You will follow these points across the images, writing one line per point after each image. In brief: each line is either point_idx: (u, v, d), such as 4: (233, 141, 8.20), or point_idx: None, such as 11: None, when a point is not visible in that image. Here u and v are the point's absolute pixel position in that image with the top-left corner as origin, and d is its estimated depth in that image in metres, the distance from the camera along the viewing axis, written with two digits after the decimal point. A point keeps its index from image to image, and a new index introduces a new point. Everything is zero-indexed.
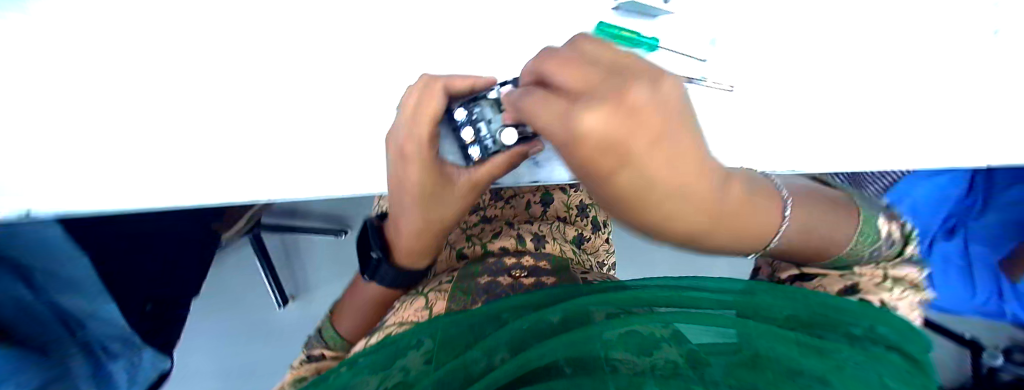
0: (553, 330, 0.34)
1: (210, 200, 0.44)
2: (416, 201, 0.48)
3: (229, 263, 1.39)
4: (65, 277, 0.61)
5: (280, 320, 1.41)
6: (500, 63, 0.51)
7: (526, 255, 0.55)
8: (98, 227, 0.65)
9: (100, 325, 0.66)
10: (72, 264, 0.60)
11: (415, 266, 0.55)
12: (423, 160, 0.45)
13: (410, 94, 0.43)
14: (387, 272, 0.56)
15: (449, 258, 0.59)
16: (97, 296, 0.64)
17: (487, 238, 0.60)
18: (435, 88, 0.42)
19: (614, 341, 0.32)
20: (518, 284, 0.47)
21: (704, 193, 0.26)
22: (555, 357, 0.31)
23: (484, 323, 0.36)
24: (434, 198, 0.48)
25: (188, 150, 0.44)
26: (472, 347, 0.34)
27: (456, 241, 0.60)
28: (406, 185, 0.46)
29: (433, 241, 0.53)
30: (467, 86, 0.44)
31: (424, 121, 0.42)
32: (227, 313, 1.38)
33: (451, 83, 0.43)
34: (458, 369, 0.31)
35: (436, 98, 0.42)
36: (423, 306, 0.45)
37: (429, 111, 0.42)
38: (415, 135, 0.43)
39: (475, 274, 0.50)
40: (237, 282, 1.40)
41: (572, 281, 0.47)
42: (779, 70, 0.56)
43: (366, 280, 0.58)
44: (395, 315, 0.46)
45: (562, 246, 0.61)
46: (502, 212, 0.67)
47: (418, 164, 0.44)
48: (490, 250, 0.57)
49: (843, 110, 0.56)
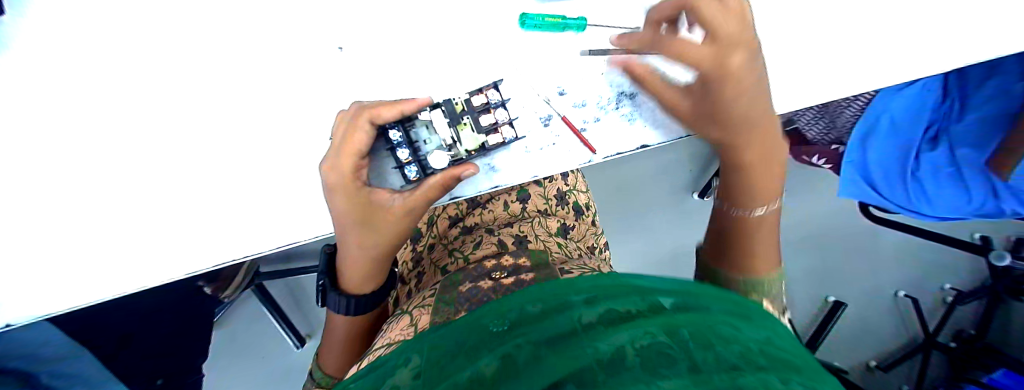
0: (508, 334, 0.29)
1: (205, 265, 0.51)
2: (353, 226, 0.49)
3: (236, 319, 1.40)
4: (70, 373, 0.75)
5: (301, 360, 1.42)
6: (434, 81, 0.54)
7: (505, 255, 0.55)
8: (94, 315, 0.79)
9: None
10: (73, 361, 0.75)
11: (365, 289, 0.56)
12: (352, 189, 0.46)
13: (337, 126, 0.47)
14: (338, 301, 0.56)
15: (435, 275, 0.59)
16: (103, 383, 0.77)
17: (469, 249, 0.60)
18: (360, 122, 0.45)
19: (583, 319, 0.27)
20: (498, 284, 0.47)
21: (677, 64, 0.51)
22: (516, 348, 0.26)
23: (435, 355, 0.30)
24: (369, 221, 0.49)
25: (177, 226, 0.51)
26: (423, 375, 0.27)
27: (441, 259, 0.62)
28: (341, 219, 0.48)
29: (377, 266, 0.55)
30: (393, 114, 0.46)
31: (346, 155, 0.45)
32: (248, 365, 1.41)
33: (377, 112, 0.45)
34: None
35: (359, 131, 0.45)
36: (408, 324, 0.44)
37: (351, 147, 0.45)
38: (337, 168, 0.45)
39: (457, 284, 0.50)
40: (248, 336, 1.41)
41: (551, 273, 0.46)
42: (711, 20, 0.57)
43: (336, 316, 0.58)
44: (384, 337, 0.46)
45: (545, 243, 0.61)
46: (482, 218, 0.69)
47: (346, 191, 0.46)
48: (474, 259, 0.57)
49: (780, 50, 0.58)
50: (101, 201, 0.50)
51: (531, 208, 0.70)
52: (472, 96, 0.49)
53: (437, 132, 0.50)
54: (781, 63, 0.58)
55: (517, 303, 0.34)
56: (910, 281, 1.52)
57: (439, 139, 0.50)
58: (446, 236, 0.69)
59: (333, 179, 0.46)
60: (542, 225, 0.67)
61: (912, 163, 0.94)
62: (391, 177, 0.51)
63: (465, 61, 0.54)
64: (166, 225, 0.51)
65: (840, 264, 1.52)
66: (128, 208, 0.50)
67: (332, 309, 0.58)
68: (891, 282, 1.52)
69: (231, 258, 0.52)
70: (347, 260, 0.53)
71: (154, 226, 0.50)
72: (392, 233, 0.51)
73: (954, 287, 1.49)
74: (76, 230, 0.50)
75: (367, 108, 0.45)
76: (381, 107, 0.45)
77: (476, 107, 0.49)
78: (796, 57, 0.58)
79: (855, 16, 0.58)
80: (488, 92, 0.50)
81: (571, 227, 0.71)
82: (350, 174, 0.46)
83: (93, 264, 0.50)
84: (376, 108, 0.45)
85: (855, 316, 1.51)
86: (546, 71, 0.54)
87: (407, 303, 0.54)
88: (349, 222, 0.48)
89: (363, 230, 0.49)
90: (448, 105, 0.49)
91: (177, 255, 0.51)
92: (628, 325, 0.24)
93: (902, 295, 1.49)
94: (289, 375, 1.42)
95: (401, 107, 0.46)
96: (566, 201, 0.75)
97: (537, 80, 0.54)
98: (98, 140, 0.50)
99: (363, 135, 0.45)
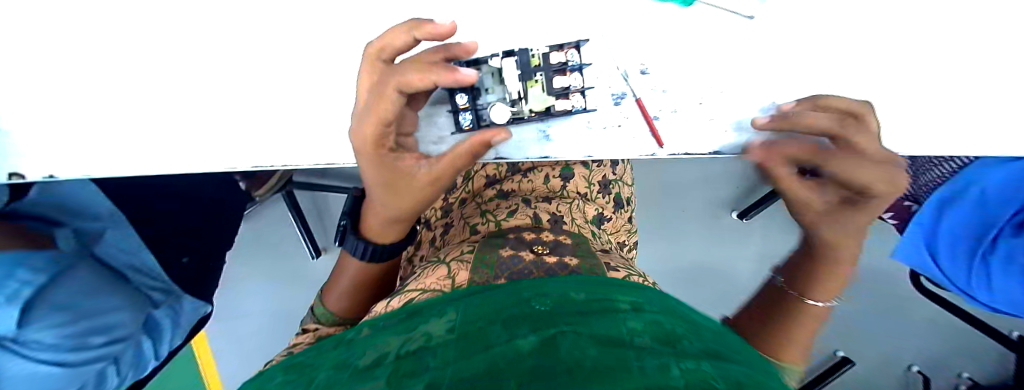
0: (568, 311, 0.30)
1: (251, 161, 0.54)
2: (376, 186, 0.43)
3: (264, 217, 1.47)
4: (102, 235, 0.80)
5: (312, 270, 1.49)
6: (510, 28, 0.50)
7: (544, 231, 0.53)
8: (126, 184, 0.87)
9: (140, 275, 0.83)
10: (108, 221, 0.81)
11: (387, 239, 0.52)
12: (376, 154, 0.39)
13: (364, 77, 0.39)
14: (355, 244, 0.53)
15: (463, 232, 0.57)
16: (139, 248, 0.83)
17: (502, 215, 0.57)
18: (388, 90, 0.36)
19: (642, 323, 0.26)
20: (541, 260, 0.44)
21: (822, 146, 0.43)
22: (578, 334, 0.25)
23: (491, 307, 0.32)
24: (393, 187, 0.42)
25: (230, 116, 0.53)
26: (486, 327, 0.28)
27: (472, 217, 0.59)
28: (370, 180, 0.43)
29: (405, 228, 0.51)
30: (427, 38, 0.36)
31: (371, 121, 0.37)
32: (262, 265, 1.48)
33: (404, 79, 0.35)
34: (476, 349, 0.24)
35: (388, 98, 0.36)
36: (446, 276, 0.42)
37: (376, 111, 0.37)
38: (364, 129, 0.38)
39: (497, 245, 0.48)
40: (270, 238, 1.47)
41: (598, 265, 0.43)
42: (842, 21, 0.48)
43: (351, 256, 0.54)
44: (417, 282, 0.44)
45: (580, 228, 0.58)
46: (520, 186, 0.66)
47: (372, 158, 0.40)
48: (507, 227, 0.55)
49: (908, 81, 0.49)
50: (170, 73, 0.51)
51: (572, 188, 0.66)
52: (551, 51, 0.43)
53: (504, 82, 0.43)
54: (907, 95, 0.49)
55: (554, 284, 0.35)
56: (930, 358, 1.37)
57: (502, 92, 0.44)
58: (479, 195, 0.66)
59: (358, 138, 0.39)
60: (580, 210, 0.63)
61: (986, 245, 0.88)
62: (439, 120, 0.47)
63: (550, 14, 0.50)
64: (230, 113, 0.53)
65: (863, 321, 1.41)
66: (195, 87, 0.52)
67: (348, 249, 0.55)
68: (910, 354, 1.39)
69: (278, 159, 0.54)
70: (375, 219, 0.49)
71: (217, 111, 0.52)
72: (413, 202, 0.44)
73: (971, 377, 1.33)
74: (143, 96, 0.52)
75: (377, 46, 0.37)
76: (389, 37, 0.36)
77: (552, 66, 0.43)
78: (931, 92, 0.48)
79: (1012, 62, 0.49)
80: (568, 51, 0.44)
81: (609, 218, 0.67)
82: (374, 140, 0.38)
83: (155, 132, 0.52)
84: (386, 40, 0.36)
85: (860, 377, 1.41)
86: (633, 44, 0.49)
87: (440, 254, 0.53)
88: (375, 182, 0.42)
89: (391, 197, 0.43)
90: (523, 55, 0.42)
91: (232, 143, 0.53)
92: (680, 341, 0.24)
93: (914, 370, 1.36)
94: (300, 282, 1.49)
95: (416, 36, 0.36)
96: (609, 190, 0.70)
97: (622, 52, 0.49)
98: (177, 12, 0.51)
99: (392, 104, 0.36)
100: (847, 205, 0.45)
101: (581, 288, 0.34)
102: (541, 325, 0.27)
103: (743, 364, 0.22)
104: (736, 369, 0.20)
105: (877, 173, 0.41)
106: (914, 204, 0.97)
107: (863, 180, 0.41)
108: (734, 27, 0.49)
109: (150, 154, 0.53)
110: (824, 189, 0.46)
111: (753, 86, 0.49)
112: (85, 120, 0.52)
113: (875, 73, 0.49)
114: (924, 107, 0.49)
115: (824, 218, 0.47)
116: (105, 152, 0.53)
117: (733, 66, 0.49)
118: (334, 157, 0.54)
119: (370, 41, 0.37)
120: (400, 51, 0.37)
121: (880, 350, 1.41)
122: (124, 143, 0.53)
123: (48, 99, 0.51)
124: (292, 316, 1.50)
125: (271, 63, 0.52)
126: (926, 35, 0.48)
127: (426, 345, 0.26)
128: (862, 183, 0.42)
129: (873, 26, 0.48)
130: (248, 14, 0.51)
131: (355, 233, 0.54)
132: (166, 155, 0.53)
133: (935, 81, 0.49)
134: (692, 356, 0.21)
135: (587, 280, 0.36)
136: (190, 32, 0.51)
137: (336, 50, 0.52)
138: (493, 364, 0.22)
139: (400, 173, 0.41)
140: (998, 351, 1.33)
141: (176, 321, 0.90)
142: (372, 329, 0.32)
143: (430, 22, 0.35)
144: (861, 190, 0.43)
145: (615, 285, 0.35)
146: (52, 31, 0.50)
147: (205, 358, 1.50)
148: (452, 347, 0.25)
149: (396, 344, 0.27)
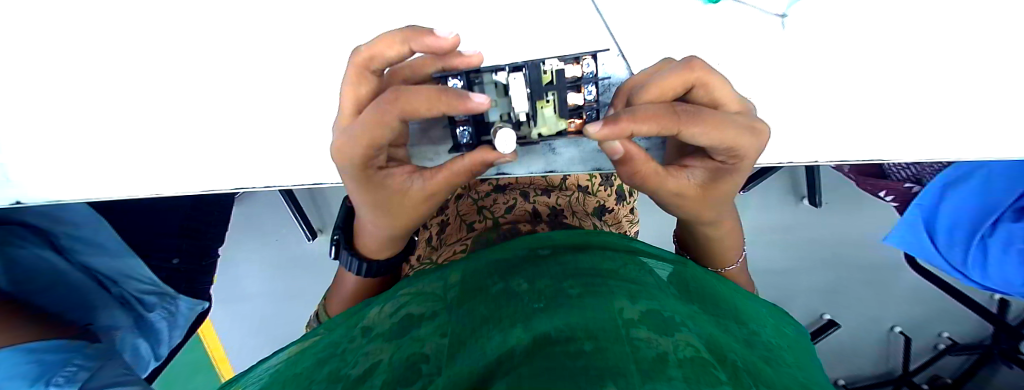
0: (549, 305, 0.28)
1: (233, 169, 0.50)
2: (366, 206, 0.38)
3: (262, 201, 1.47)
4: (94, 242, 0.88)
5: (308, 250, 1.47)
6: (509, 24, 0.46)
7: (541, 223, 0.50)
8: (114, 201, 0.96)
9: (137, 283, 0.94)
10: (100, 233, 0.89)
11: (382, 253, 0.50)
12: (363, 175, 0.35)
13: (348, 90, 0.33)
14: (351, 257, 0.51)
15: (458, 231, 0.53)
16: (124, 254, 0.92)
17: (500, 212, 0.53)
18: (387, 116, 0.29)
19: (635, 315, 0.25)
20: None
21: (671, 179, 0.36)
22: (565, 328, 0.23)
23: (476, 312, 0.30)
24: (382, 207, 0.38)
25: (206, 123, 0.48)
26: (473, 338, 0.26)
27: (467, 214, 0.55)
28: (355, 195, 0.38)
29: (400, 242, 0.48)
30: (425, 49, 0.31)
31: (362, 144, 0.31)
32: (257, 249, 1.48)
33: (407, 106, 0.29)
34: (462, 363, 0.22)
35: (384, 124, 0.30)
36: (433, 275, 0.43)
37: (365, 137, 0.31)
38: (348, 154, 0.32)
39: (489, 241, 0.47)
40: (268, 220, 1.47)
41: (596, 237, 0.42)
42: (873, 9, 0.44)
43: (346, 271, 0.53)
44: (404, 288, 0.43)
45: (582, 221, 0.53)
46: (517, 180, 0.60)
47: (362, 177, 0.35)
48: (504, 222, 0.51)
49: (952, 64, 0.44)
50: (156, 84, 0.47)
51: (572, 181, 0.60)
52: (566, 64, 0.34)
53: (511, 95, 0.35)
54: (965, 84, 0.44)
55: (535, 271, 0.35)
56: (913, 319, 1.41)
57: (506, 106, 0.36)
58: (473, 190, 0.59)
59: (341, 161, 0.34)
60: (581, 202, 0.58)
61: (986, 229, 0.86)
62: (434, 133, 0.44)
63: (565, 15, 0.46)
64: (216, 123, 0.49)
65: (849, 285, 1.42)
66: (180, 98, 0.48)
67: (344, 264, 0.53)
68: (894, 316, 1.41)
69: (273, 172, 0.50)
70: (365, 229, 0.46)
71: (206, 125, 0.48)
72: (407, 220, 0.39)
73: (951, 337, 1.38)
74: (125, 109, 0.48)
75: (366, 55, 0.32)
76: (381, 46, 0.31)
77: (565, 82, 0.34)
78: (991, 82, 0.44)
79: None
80: (583, 62, 0.34)
81: (610, 211, 0.61)
82: (364, 160, 0.33)
83: (146, 147, 0.49)
84: (378, 49, 0.31)
85: (842, 337, 1.43)
86: (655, 49, 0.46)
87: (433, 257, 0.50)
88: (365, 203, 0.38)
89: (378, 214, 0.39)
90: (532, 70, 0.33)
91: (219, 155, 0.50)
92: (673, 332, 0.23)
93: (896, 331, 1.39)
94: (296, 263, 1.48)
95: (413, 49, 0.32)
96: (610, 181, 0.64)
97: (642, 60, 0.46)
98: (161, 14, 0.46)
99: (388, 129, 0.30)
100: (720, 175, 0.37)
101: (567, 276, 0.32)
102: (529, 325, 0.25)
103: (728, 346, 0.24)
104: (726, 365, 0.20)
105: (736, 138, 0.33)
106: (914, 185, 1.00)
107: (725, 144, 0.33)
108: (764, 28, 0.46)
109: (128, 166, 0.50)
110: (694, 171, 0.38)
111: (783, 90, 0.46)
112: (72, 135, 0.49)
113: (921, 69, 0.44)
114: (973, 109, 0.44)
115: (701, 201, 0.39)
116: (98, 167, 0.50)
117: (762, 69, 0.46)
118: (329, 168, 0.50)
119: (365, 47, 0.32)
120: (391, 63, 0.33)
121: (866, 313, 1.43)
122: (114, 159, 0.50)
123: (43, 110, 0.48)
124: (290, 296, 1.49)
125: (245, 60, 0.47)
126: (987, 29, 0.43)
127: (419, 356, 0.25)
128: (726, 146, 0.34)
129: (926, 17, 0.44)
130: (239, 15, 0.47)
131: (349, 247, 0.52)
132: (159, 171, 0.50)
133: (993, 64, 0.43)
134: (687, 344, 0.21)
135: (573, 264, 0.34)
136: (159, 31, 0.47)
137: (329, 53, 0.47)
138: (493, 363, 0.21)
139: (385, 192, 0.36)
140: (976, 322, 1.37)
141: (172, 322, 0.99)
142: (365, 337, 0.30)
143: (430, 34, 0.30)
144: (731, 157, 0.35)
145: (602, 266, 0.34)
146: (41, 36, 0.47)
147: (212, 339, 1.50)
148: (441, 361, 0.24)
149: (386, 357, 0.25)
